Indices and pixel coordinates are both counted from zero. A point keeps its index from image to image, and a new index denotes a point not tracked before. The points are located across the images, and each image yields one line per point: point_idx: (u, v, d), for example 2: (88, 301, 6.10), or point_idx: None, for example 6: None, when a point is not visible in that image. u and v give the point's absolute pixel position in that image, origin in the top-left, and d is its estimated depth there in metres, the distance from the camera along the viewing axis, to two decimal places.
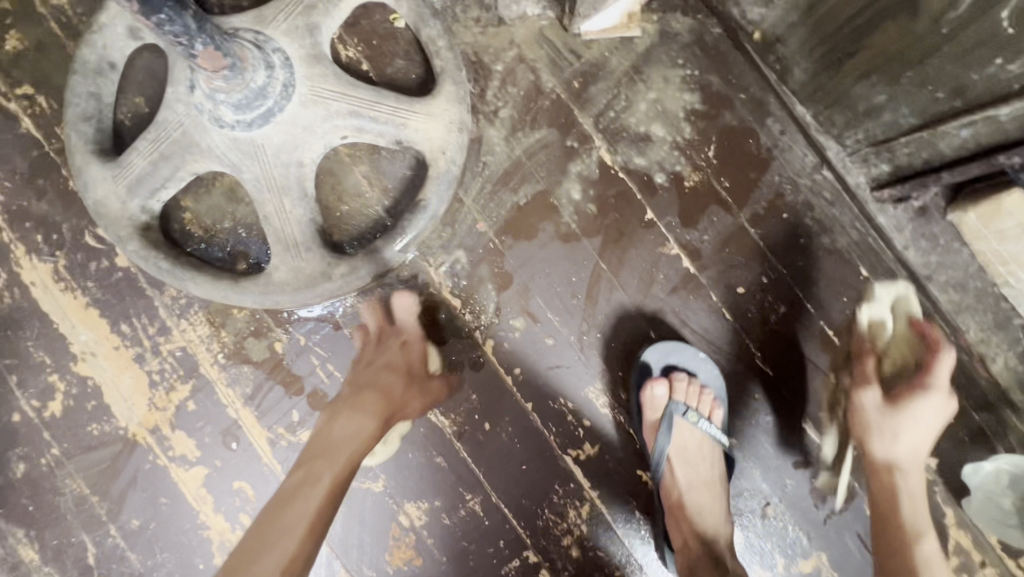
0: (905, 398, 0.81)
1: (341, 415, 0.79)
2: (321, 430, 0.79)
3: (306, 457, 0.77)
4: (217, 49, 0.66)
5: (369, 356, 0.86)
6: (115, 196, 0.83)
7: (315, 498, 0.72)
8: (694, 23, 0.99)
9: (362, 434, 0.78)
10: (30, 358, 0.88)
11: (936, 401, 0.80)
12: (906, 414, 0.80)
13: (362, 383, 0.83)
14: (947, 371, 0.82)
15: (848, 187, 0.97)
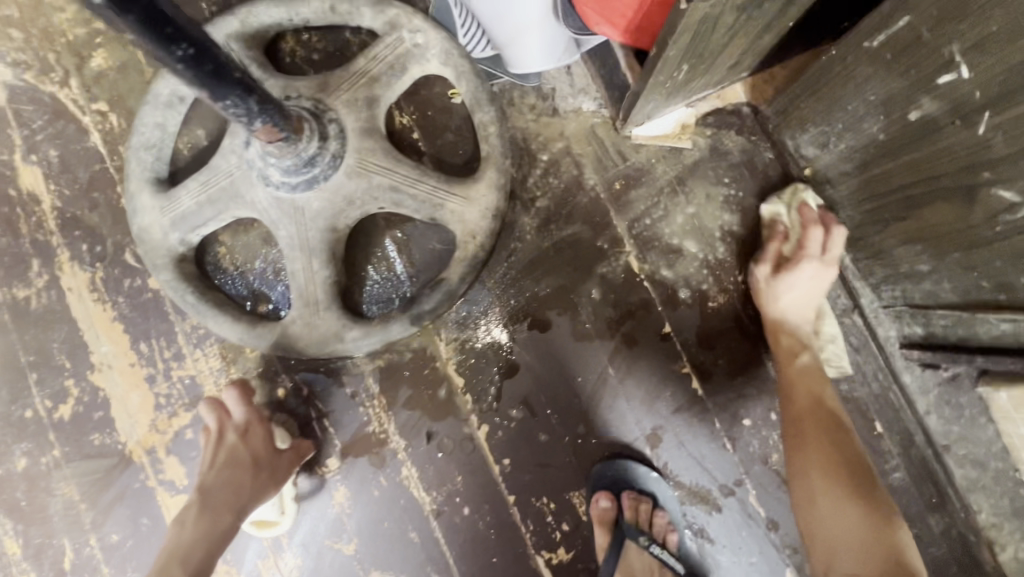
0: (802, 272, 0.89)
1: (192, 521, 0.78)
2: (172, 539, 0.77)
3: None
4: (275, 125, 0.69)
5: (216, 459, 0.83)
6: (158, 226, 0.87)
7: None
8: (747, 144, 0.98)
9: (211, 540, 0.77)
10: (53, 359, 0.92)
11: (818, 266, 0.89)
12: (784, 287, 0.89)
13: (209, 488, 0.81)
14: (833, 240, 0.89)
15: (877, 337, 0.94)
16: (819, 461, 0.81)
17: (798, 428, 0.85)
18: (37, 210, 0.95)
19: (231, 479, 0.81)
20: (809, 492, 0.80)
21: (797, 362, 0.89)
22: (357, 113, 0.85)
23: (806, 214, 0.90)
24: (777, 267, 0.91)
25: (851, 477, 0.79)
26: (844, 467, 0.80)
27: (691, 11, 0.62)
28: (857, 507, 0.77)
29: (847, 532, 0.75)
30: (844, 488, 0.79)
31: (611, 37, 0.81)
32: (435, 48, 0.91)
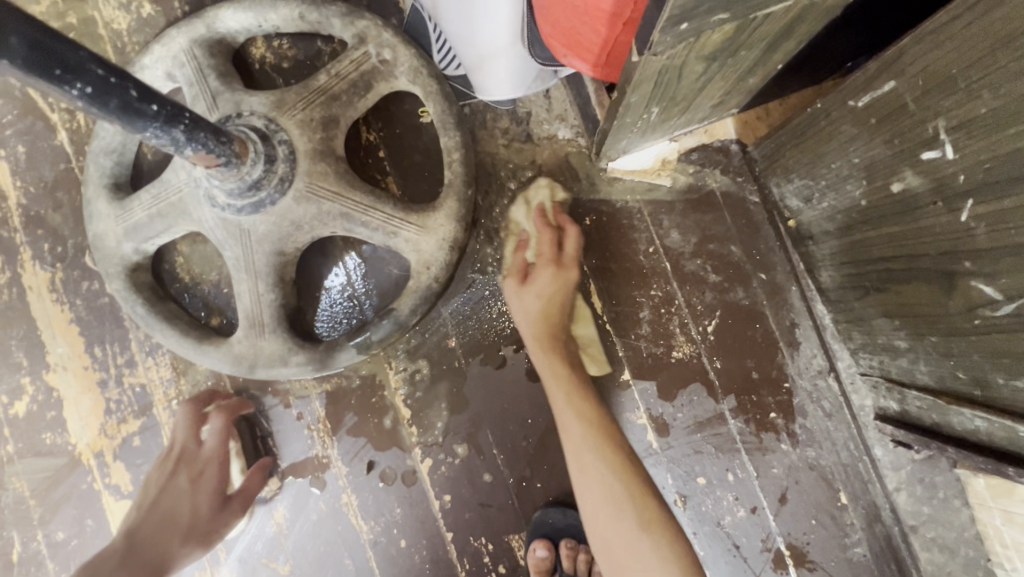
0: (536, 278, 0.85)
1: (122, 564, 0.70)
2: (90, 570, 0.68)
3: None
4: (209, 152, 0.66)
5: (159, 497, 0.78)
6: (111, 234, 0.86)
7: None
8: (731, 185, 0.93)
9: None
10: (11, 355, 0.94)
11: (557, 275, 0.85)
12: (530, 297, 0.85)
13: (143, 532, 0.74)
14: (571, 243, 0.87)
15: (850, 404, 0.88)
16: (600, 470, 0.76)
17: (571, 431, 0.79)
18: (4, 206, 0.96)
19: (168, 528, 0.76)
20: (589, 513, 0.75)
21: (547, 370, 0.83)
22: (313, 133, 0.81)
23: (546, 237, 0.87)
24: (523, 278, 0.86)
25: (634, 476, 0.76)
26: (604, 447, 0.77)
27: (646, 64, 0.56)
28: (642, 518, 0.73)
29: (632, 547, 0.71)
30: (618, 499, 0.74)
31: (582, 70, 0.75)
32: (404, 65, 0.86)
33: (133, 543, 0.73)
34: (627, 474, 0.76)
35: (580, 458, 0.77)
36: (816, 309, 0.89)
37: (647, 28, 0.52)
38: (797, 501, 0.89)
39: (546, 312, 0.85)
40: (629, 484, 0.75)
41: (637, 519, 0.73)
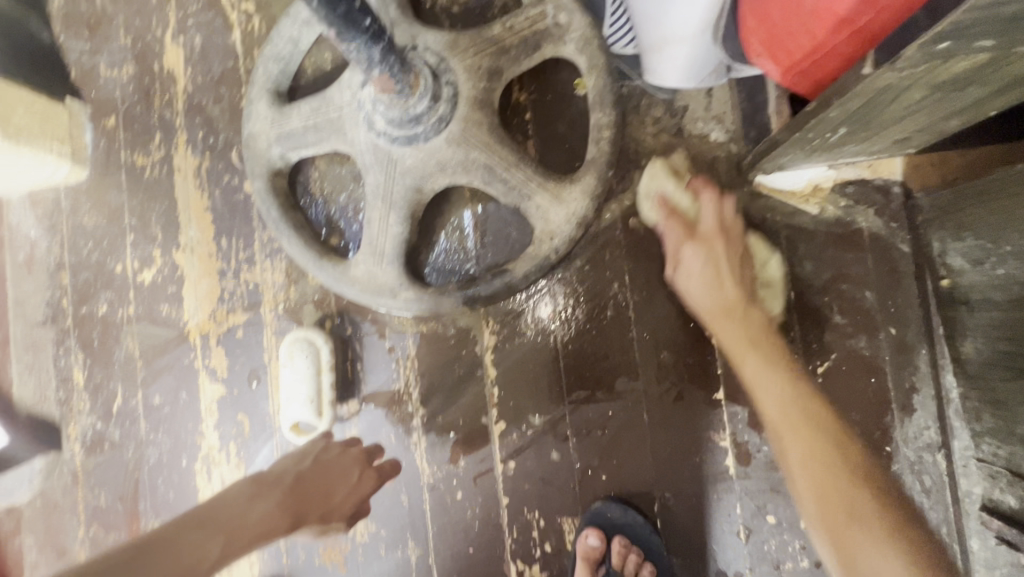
0: (686, 262, 0.83)
1: (268, 494, 0.67)
2: (230, 503, 0.63)
3: (267, 480, 0.69)
4: (390, 77, 0.68)
5: (324, 456, 0.75)
6: (264, 136, 0.90)
7: (218, 542, 0.59)
8: (882, 229, 0.86)
9: (273, 523, 0.65)
10: (149, 227, 1.01)
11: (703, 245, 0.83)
12: (692, 251, 0.83)
13: (312, 485, 0.71)
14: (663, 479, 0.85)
15: (955, 486, 0.82)
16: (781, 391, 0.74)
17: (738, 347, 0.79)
18: (172, 88, 1.02)
19: (319, 501, 0.72)
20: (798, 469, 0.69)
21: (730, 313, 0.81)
22: (477, 82, 0.82)
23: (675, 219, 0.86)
24: (676, 265, 0.85)
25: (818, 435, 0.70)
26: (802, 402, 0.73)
27: (871, 80, 0.52)
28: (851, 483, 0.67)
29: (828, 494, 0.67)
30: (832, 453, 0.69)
31: (768, 73, 0.72)
32: (576, 32, 0.84)
33: (301, 486, 0.70)
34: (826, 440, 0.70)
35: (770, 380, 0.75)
36: (944, 379, 0.83)
37: (896, 40, 0.48)
38: None
39: (715, 275, 0.82)
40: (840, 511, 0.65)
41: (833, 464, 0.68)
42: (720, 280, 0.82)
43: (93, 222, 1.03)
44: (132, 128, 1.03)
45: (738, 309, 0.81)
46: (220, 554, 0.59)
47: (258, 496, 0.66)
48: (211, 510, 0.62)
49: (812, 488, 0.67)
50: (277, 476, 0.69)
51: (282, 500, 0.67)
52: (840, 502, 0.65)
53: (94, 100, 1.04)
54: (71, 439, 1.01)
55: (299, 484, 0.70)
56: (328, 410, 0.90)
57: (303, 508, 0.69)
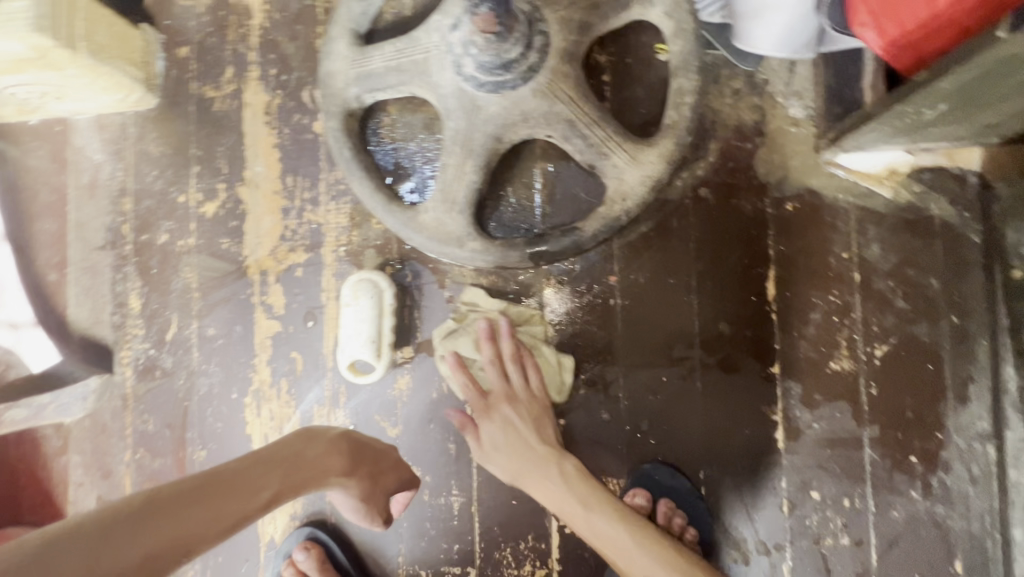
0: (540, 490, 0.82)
1: (324, 441, 0.75)
2: (288, 447, 0.70)
3: (318, 448, 0.73)
4: (496, 16, 0.69)
5: (364, 444, 0.81)
6: (343, 75, 0.90)
7: (277, 481, 0.65)
8: (955, 217, 0.87)
9: (327, 466, 0.73)
10: (215, 160, 1.01)
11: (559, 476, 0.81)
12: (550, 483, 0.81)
13: (360, 446, 0.80)
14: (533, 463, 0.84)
15: (1003, 478, 0.83)
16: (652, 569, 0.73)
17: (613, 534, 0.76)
18: (247, 23, 1.02)
19: (369, 461, 0.80)
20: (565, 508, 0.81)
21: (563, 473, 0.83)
22: (567, 35, 0.82)
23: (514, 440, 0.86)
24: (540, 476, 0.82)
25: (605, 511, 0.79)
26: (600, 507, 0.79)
27: (1002, 46, 0.53)
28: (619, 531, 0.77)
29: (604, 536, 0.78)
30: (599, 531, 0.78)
31: (869, 46, 0.72)
32: None
33: (352, 443, 0.78)
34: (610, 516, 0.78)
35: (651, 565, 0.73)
36: (1004, 371, 0.84)
37: None
38: (907, 551, 0.86)
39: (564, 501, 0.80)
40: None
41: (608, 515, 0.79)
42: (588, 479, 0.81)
43: (159, 150, 1.03)
44: (204, 60, 1.03)
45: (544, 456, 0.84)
46: (275, 492, 0.64)
47: (310, 444, 0.73)
48: (272, 454, 0.68)
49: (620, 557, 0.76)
50: (329, 431, 0.77)
51: (334, 446, 0.76)
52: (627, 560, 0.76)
53: (168, 29, 1.03)
54: (124, 363, 1.02)
55: (348, 443, 0.78)
56: (387, 352, 0.91)
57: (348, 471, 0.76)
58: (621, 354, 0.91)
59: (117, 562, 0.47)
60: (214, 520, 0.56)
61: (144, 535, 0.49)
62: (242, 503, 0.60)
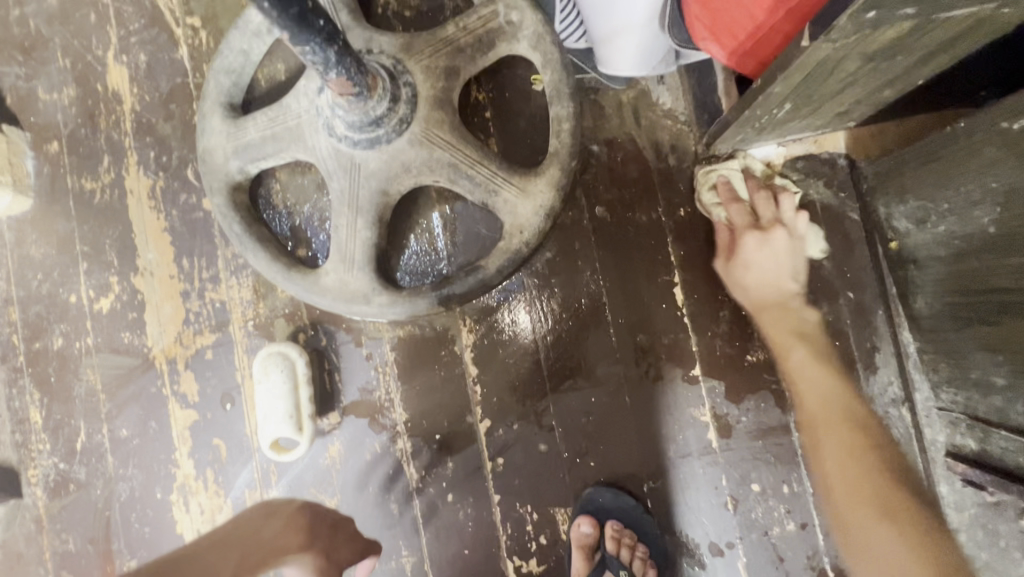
0: (745, 251, 0.88)
1: (275, 522, 0.83)
2: (240, 531, 0.81)
3: (266, 532, 0.81)
4: (348, 79, 0.67)
5: (306, 523, 0.84)
6: (220, 150, 0.88)
7: (230, 564, 0.72)
8: (832, 199, 0.91)
9: (280, 543, 0.79)
10: (103, 254, 0.97)
11: (762, 237, 0.87)
12: (753, 240, 0.87)
13: (316, 520, 0.84)
14: (752, 244, 0.87)
15: (922, 438, 0.86)
16: (837, 451, 0.84)
17: (784, 341, 0.89)
18: (118, 108, 0.99)
19: (324, 532, 0.83)
20: (824, 454, 0.86)
21: (793, 356, 0.88)
22: (435, 83, 0.83)
23: (751, 181, 0.89)
24: (728, 254, 0.89)
25: (869, 440, 0.84)
26: (880, 474, 0.81)
27: (810, 52, 0.56)
28: (881, 509, 0.79)
29: (867, 468, 0.82)
30: (864, 489, 0.81)
31: (715, 56, 0.74)
32: (528, 29, 0.85)
33: (308, 515, 0.85)
34: (859, 446, 0.84)
35: (813, 393, 0.87)
36: (902, 336, 0.88)
37: (828, 12, 0.51)
38: None
39: (765, 279, 0.88)
40: (907, 510, 0.79)
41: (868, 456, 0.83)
42: (776, 280, 0.88)
43: (41, 252, 0.98)
44: (77, 152, 0.99)
45: (801, 350, 0.88)
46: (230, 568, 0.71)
47: (268, 522, 0.82)
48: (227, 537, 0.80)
49: (853, 475, 0.82)
50: (286, 509, 0.86)
51: (290, 522, 0.83)
52: (882, 497, 0.80)
53: (35, 126, 0.99)
54: (32, 483, 0.95)
55: (308, 515, 0.85)
56: (309, 422, 0.88)
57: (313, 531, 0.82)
58: (548, 381, 0.91)
59: None
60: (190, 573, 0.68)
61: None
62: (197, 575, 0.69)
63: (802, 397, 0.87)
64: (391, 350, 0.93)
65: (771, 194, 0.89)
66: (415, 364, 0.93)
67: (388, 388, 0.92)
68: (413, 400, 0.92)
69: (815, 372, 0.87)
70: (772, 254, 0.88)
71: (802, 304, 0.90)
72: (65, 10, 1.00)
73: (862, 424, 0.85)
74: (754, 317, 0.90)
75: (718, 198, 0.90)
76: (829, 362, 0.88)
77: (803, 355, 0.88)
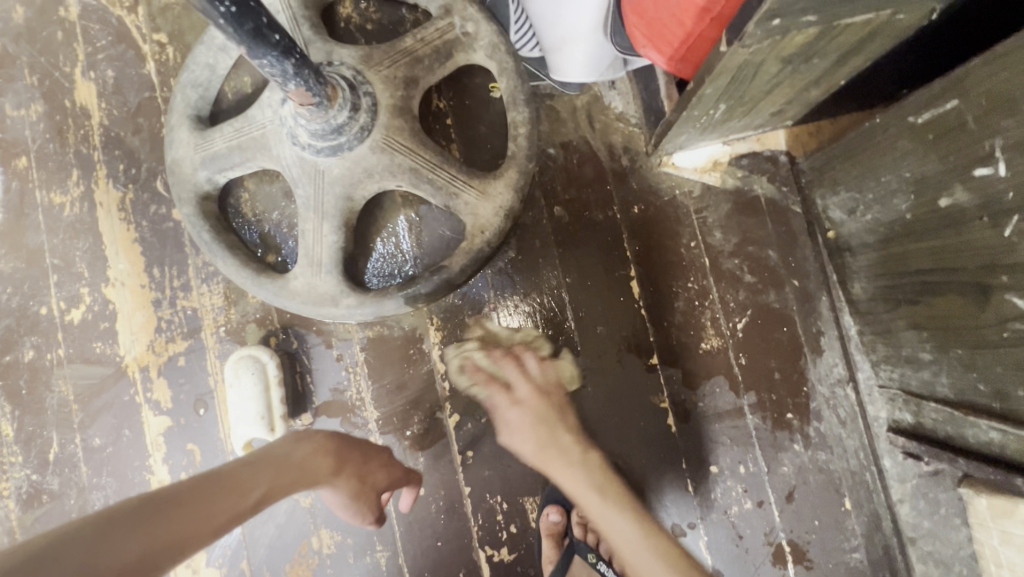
0: (512, 420, 0.83)
1: (310, 441, 0.70)
2: (275, 448, 0.66)
3: (297, 451, 0.67)
4: (308, 90, 0.71)
5: (338, 449, 0.71)
6: (188, 161, 0.90)
7: (263, 492, 0.60)
8: (776, 193, 0.97)
9: (314, 466, 0.68)
10: (74, 266, 0.99)
11: (534, 386, 0.86)
12: (518, 413, 0.83)
13: (348, 444, 0.73)
14: (530, 361, 0.89)
15: (866, 415, 0.92)
16: (628, 527, 0.75)
17: (546, 463, 0.81)
18: (86, 123, 1.01)
19: (355, 458, 0.73)
20: (600, 521, 0.77)
21: (607, 471, 0.80)
22: (395, 92, 0.87)
23: (494, 352, 0.91)
24: (501, 427, 0.85)
25: (656, 532, 0.75)
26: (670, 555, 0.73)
27: (729, 58, 0.61)
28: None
29: (647, 567, 0.72)
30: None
31: (656, 62, 0.79)
32: (483, 40, 0.90)
33: (340, 439, 0.72)
34: (648, 522, 0.76)
35: (586, 486, 0.78)
36: (844, 320, 0.93)
37: (739, 21, 0.56)
38: (803, 501, 0.92)
39: (537, 424, 0.82)
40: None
41: (643, 537, 0.74)
42: (547, 414, 0.83)
43: (11, 266, 0.99)
44: (46, 167, 1.00)
45: (568, 444, 0.81)
46: (264, 492, 0.61)
47: (303, 440, 0.69)
48: (253, 454, 0.64)
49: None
50: (317, 429, 0.72)
51: (321, 445, 0.70)
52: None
53: (2, 142, 1.01)
54: (5, 496, 0.95)
55: (337, 440, 0.72)
56: (282, 422, 0.90)
57: (346, 460, 0.72)
58: None
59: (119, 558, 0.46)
60: (222, 513, 0.55)
61: (148, 531, 0.48)
62: (234, 504, 0.57)
63: (561, 487, 0.80)
64: (365, 349, 0.96)
65: (534, 356, 0.90)
66: (389, 362, 0.96)
67: (359, 387, 0.95)
68: (387, 397, 0.95)
69: (588, 492, 0.78)
70: (531, 420, 0.83)
71: (567, 417, 0.84)
72: (31, 29, 1.02)
73: (621, 492, 0.78)
74: (544, 463, 0.81)
75: (474, 381, 0.91)
76: (620, 491, 0.78)
77: (581, 475, 0.79)
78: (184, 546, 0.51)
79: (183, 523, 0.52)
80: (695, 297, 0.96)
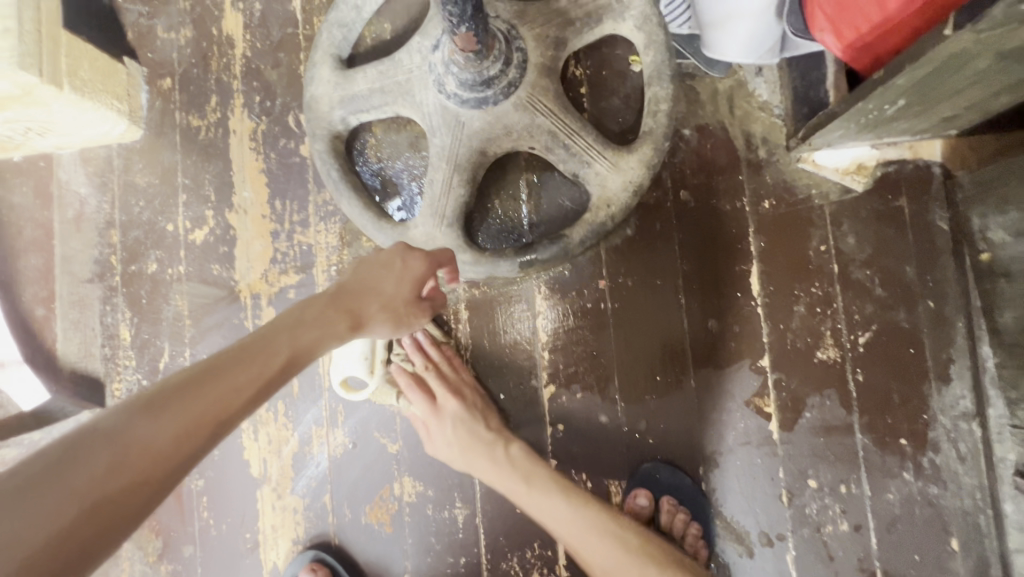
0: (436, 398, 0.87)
1: (315, 300, 0.62)
2: (283, 313, 0.60)
3: (312, 310, 0.61)
4: (475, 35, 0.70)
5: (349, 284, 0.66)
6: (326, 99, 0.91)
7: (286, 352, 0.56)
8: (923, 205, 0.91)
9: (330, 322, 0.61)
10: (202, 188, 1.02)
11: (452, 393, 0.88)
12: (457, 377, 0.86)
13: (351, 284, 0.66)
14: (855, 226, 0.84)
15: (990, 454, 0.86)
16: (553, 501, 0.80)
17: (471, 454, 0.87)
18: (229, 52, 1.04)
19: (360, 292, 0.66)
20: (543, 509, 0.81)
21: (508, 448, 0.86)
22: (544, 52, 0.86)
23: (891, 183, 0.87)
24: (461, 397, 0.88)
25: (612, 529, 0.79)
26: (604, 522, 0.79)
27: (951, 42, 0.56)
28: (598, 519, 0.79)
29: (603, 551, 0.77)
30: (605, 526, 0.78)
31: (828, 48, 0.75)
32: (635, 9, 0.85)
33: (342, 284, 0.66)
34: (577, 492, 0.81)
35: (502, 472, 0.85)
36: (981, 350, 0.87)
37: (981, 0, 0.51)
38: (906, 532, 0.87)
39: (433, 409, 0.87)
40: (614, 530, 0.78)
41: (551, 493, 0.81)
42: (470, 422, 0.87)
43: (145, 181, 1.03)
44: (187, 90, 1.04)
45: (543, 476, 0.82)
46: (289, 354, 0.56)
47: (312, 302, 0.62)
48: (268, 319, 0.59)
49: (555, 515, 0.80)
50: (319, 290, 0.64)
51: (327, 299, 0.63)
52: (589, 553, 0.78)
53: (151, 62, 1.05)
54: (116, 396, 1.01)
55: (340, 287, 0.65)
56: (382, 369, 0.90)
57: (361, 303, 0.65)
58: (613, 355, 0.93)
59: (147, 446, 0.45)
60: (242, 380, 0.52)
61: (159, 422, 0.46)
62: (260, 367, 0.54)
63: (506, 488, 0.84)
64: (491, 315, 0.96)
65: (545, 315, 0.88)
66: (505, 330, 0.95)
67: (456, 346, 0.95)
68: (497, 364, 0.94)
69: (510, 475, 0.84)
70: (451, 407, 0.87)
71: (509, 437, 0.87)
72: None
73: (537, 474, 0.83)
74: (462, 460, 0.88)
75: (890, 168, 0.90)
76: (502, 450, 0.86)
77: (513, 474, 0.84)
78: (211, 425, 0.49)
79: (209, 400, 0.49)
80: (816, 302, 0.91)
